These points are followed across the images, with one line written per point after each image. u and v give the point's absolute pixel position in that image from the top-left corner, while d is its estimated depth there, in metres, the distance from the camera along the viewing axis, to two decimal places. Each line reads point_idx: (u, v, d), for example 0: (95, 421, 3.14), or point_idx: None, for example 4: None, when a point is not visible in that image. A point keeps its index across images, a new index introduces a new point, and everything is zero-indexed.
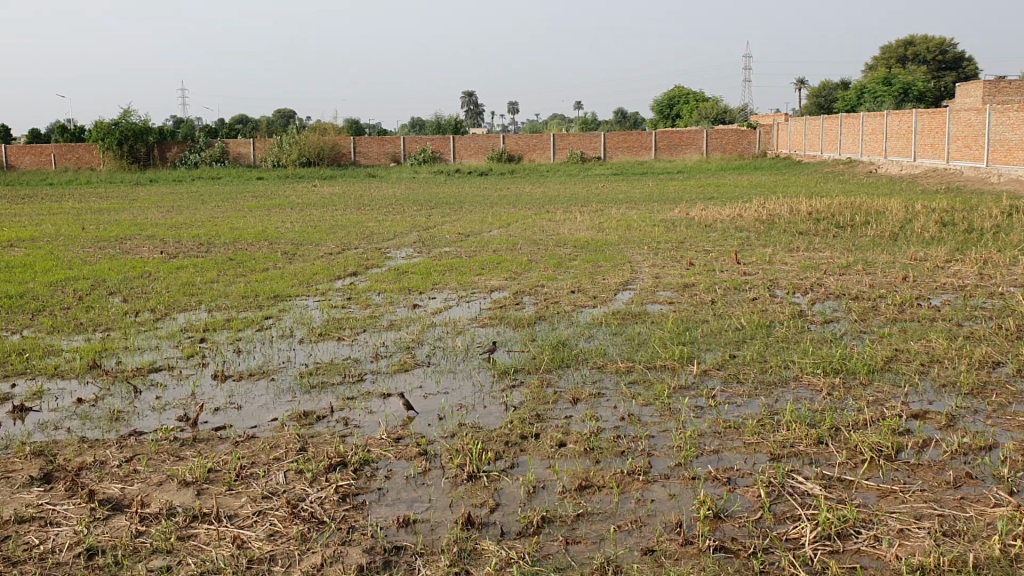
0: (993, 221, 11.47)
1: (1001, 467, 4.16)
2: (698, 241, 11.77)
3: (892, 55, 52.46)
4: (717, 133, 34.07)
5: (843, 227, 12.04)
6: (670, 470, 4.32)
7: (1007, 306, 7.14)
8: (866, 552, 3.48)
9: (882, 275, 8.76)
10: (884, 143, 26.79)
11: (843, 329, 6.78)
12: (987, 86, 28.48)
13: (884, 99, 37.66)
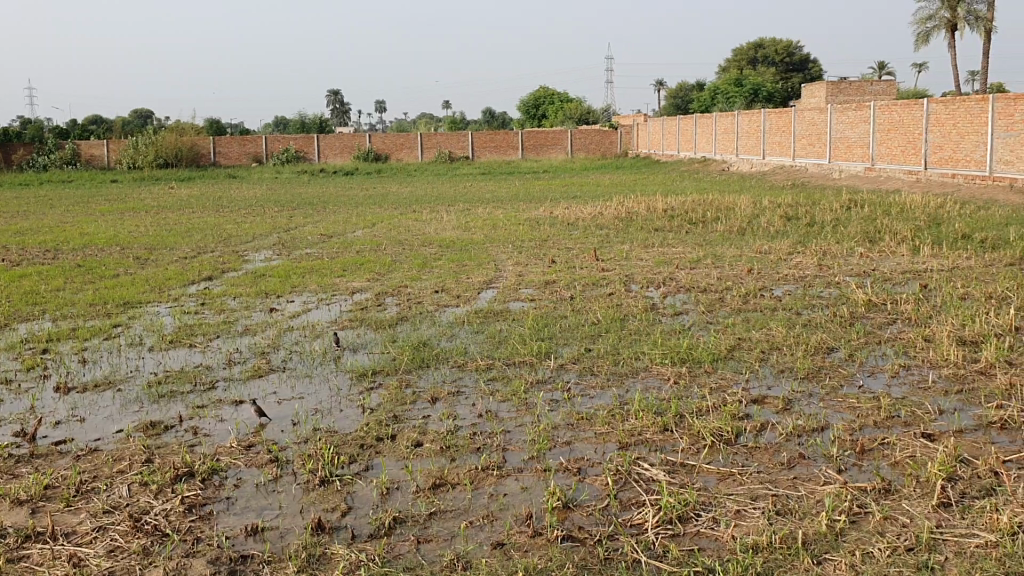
0: (832, 214, 12.13)
1: (831, 446, 4.40)
2: (560, 238, 11.98)
3: (743, 57, 54.69)
4: (582, 133, 34.95)
5: (696, 223, 12.49)
6: (523, 463, 4.39)
7: (842, 295, 7.56)
8: (705, 534, 3.63)
9: (729, 268, 9.14)
10: (736, 142, 27.92)
11: (692, 320, 7.04)
12: (829, 86, 30.01)
13: (737, 99, 39.18)
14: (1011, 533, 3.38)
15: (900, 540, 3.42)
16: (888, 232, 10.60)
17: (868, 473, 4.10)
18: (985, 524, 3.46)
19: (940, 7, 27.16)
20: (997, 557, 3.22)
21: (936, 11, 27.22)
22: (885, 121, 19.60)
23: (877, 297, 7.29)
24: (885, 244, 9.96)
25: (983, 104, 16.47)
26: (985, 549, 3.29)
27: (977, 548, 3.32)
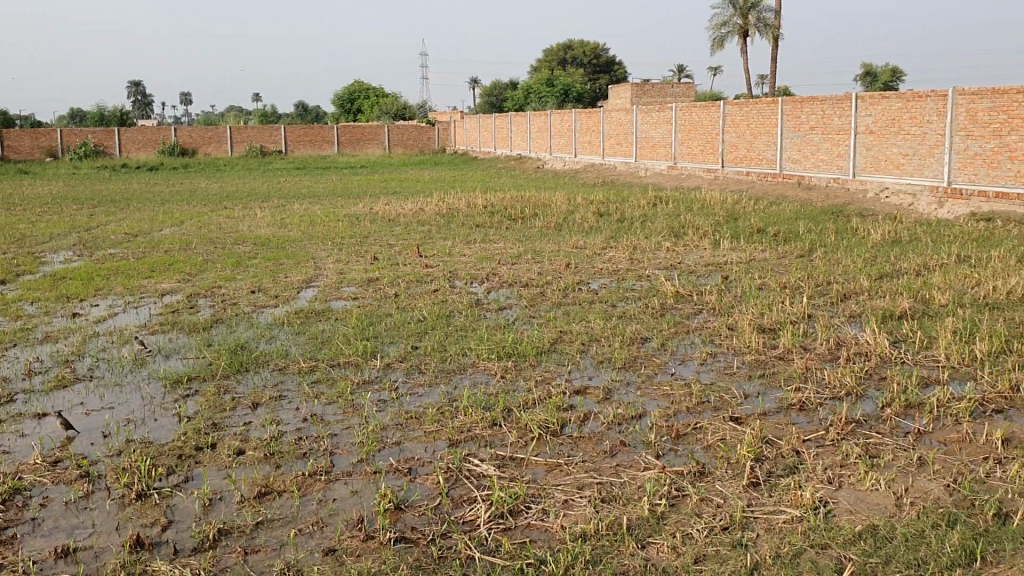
0: (641, 210, 12.67)
1: (649, 433, 4.60)
2: (380, 235, 11.88)
3: (553, 57, 56.04)
4: (399, 129, 35.04)
5: (514, 219, 12.71)
6: (352, 467, 4.33)
7: (653, 287, 7.90)
8: (535, 526, 3.71)
9: (548, 263, 9.36)
10: (549, 139, 28.62)
11: (515, 315, 7.17)
12: (634, 87, 31.25)
13: (548, 98, 40.13)
14: (813, 508, 3.63)
15: (716, 521, 3.60)
16: (692, 227, 11.18)
17: (684, 458, 4.30)
18: (790, 501, 3.70)
19: (733, 13, 28.65)
20: (802, 531, 3.45)
21: (730, 18, 28.69)
22: (686, 121, 20.62)
23: (685, 289, 7.67)
24: (690, 239, 10.49)
25: (774, 106, 17.61)
26: (792, 524, 3.52)
27: (784, 523, 3.54)
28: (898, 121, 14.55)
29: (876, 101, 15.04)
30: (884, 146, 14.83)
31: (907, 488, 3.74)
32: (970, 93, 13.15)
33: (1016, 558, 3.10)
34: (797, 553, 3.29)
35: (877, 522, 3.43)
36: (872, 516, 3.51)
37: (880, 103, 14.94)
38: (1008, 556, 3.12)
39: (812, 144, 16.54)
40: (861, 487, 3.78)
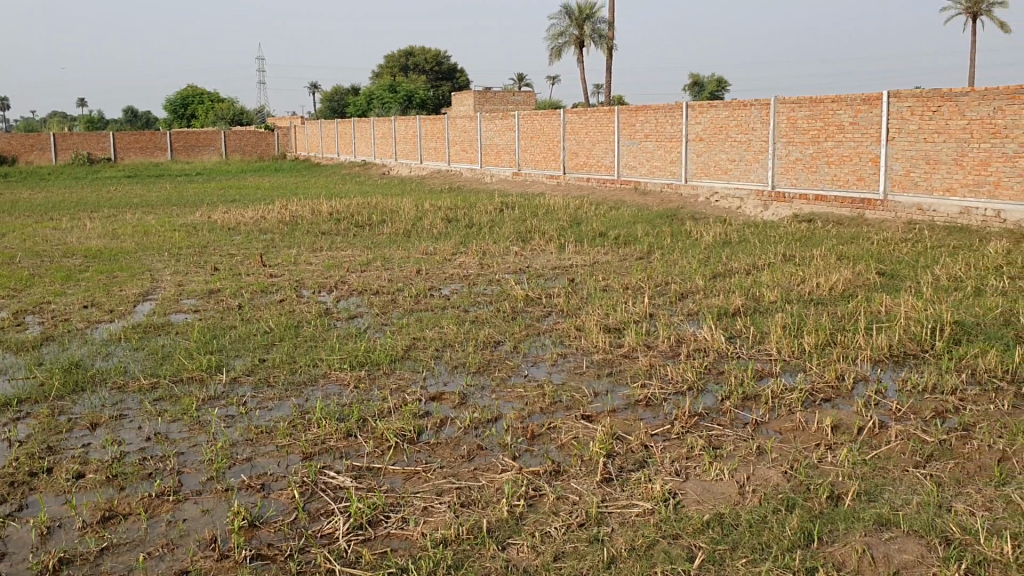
0: (488, 216, 12.80)
1: (505, 436, 4.65)
2: (222, 245, 11.51)
3: (394, 64, 55.74)
4: (236, 135, 34.21)
5: (361, 226, 12.58)
6: (201, 485, 4.18)
7: (503, 291, 8.00)
8: (396, 535, 3.69)
9: (398, 269, 9.32)
10: (393, 146, 28.49)
11: (366, 323, 7.10)
12: (476, 94, 31.51)
13: (390, 104, 39.91)
14: (664, 500, 3.77)
15: (573, 518, 3.69)
16: (538, 231, 11.39)
17: (539, 458, 4.38)
18: (643, 494, 3.83)
19: (569, 24, 29.29)
20: (655, 523, 3.58)
21: (567, 28, 29.32)
22: (528, 129, 20.97)
23: (534, 292, 7.80)
24: (536, 243, 10.68)
25: (611, 115, 18.14)
26: (645, 517, 3.65)
27: (637, 516, 3.66)
28: (725, 128, 15.28)
29: (704, 109, 15.73)
30: (713, 152, 15.56)
31: (749, 477, 3.94)
32: (790, 102, 13.97)
33: (849, 536, 3.33)
34: (651, 545, 3.41)
35: (723, 510, 3.60)
36: (719, 505, 3.68)
37: (709, 111, 15.64)
38: (842, 535, 3.35)
39: (647, 151, 17.16)
40: (707, 478, 3.95)
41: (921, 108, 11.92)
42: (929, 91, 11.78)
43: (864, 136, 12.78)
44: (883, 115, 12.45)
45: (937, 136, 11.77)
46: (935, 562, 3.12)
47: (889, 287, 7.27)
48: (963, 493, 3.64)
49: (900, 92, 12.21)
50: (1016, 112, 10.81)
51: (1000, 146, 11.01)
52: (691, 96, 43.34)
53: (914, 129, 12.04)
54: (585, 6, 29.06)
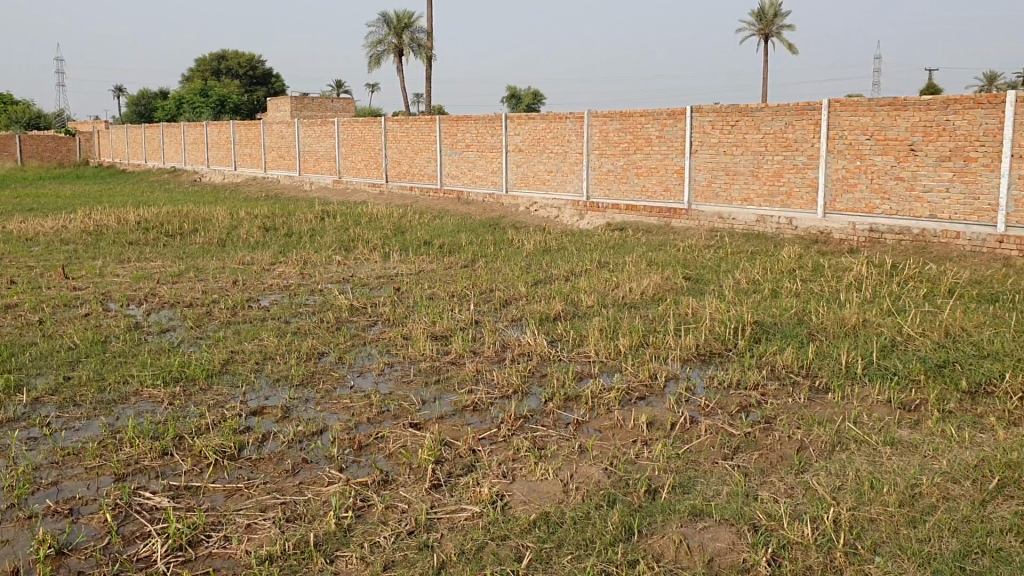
0: (308, 224, 12.56)
1: (331, 447, 4.58)
2: (17, 256, 10.71)
3: (206, 68, 53.68)
4: (31, 139, 31.96)
5: (172, 235, 12.04)
6: (1, 514, 3.88)
7: (325, 301, 7.87)
8: (218, 553, 3.56)
9: (213, 280, 8.99)
10: (206, 152, 27.44)
11: (180, 336, 6.81)
12: (293, 101, 30.83)
13: (202, 109, 38.41)
14: (492, 502, 3.83)
15: (401, 525, 3.68)
16: (359, 240, 11.28)
17: (366, 468, 4.34)
18: (471, 498, 3.87)
19: (387, 32, 29.09)
20: (483, 526, 3.63)
21: (385, 37, 29.11)
22: (347, 137, 20.73)
23: (357, 301, 7.72)
24: (359, 252, 10.56)
25: (430, 124, 18.22)
26: (473, 521, 3.68)
27: (466, 520, 3.70)
28: (542, 139, 15.67)
29: (522, 121, 16.04)
30: (531, 163, 15.93)
31: (572, 475, 4.06)
32: (602, 115, 14.49)
33: (666, 528, 3.49)
34: (480, 548, 3.45)
35: (549, 509, 3.70)
36: (544, 504, 3.77)
37: (526, 123, 15.98)
38: (659, 527, 3.51)
39: (468, 160, 17.35)
40: (532, 478, 4.04)
41: (721, 122, 12.65)
42: (728, 106, 12.52)
43: (671, 149, 13.43)
44: (687, 129, 13.13)
45: (735, 149, 12.53)
46: (744, 547, 3.33)
47: (696, 291, 7.67)
48: (767, 482, 3.91)
49: (702, 107, 12.91)
50: (804, 127, 11.65)
51: (791, 158, 11.86)
52: (508, 106, 44.03)
53: (715, 142, 12.78)
54: (403, 15, 28.97)
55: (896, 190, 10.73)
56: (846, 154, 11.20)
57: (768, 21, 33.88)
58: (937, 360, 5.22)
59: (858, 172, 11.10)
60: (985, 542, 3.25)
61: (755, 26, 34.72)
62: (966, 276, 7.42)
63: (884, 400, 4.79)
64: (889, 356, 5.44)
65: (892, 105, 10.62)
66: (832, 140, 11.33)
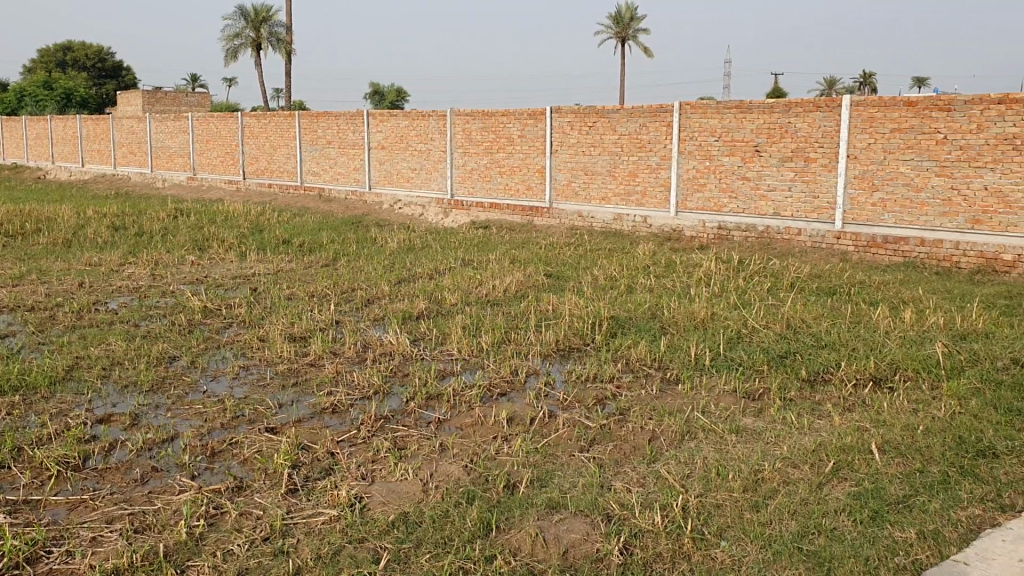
0: (160, 223, 12.08)
1: (183, 455, 4.42)
2: None
3: (50, 59, 50.87)
4: None
5: (11, 236, 11.35)
6: None
7: (178, 303, 7.60)
8: (59, 570, 3.38)
9: (56, 282, 8.53)
10: (50, 148, 26.00)
11: (19, 342, 6.43)
12: (145, 95, 29.60)
13: (45, 102, 36.39)
14: (350, 505, 3.78)
15: (256, 533, 3.59)
16: (215, 239, 10.93)
17: (220, 475, 4.21)
18: (328, 502, 3.81)
19: (244, 26, 28.27)
20: (340, 529, 3.58)
21: (241, 30, 28.28)
22: (203, 133, 20.06)
23: (212, 302, 7.49)
24: (214, 251, 10.24)
25: (290, 120, 17.84)
26: (329, 524, 3.63)
27: (323, 524, 3.64)
28: (405, 137, 15.61)
29: (384, 118, 15.90)
30: (394, 161, 15.84)
31: (431, 474, 4.05)
32: (464, 114, 14.53)
33: (523, 522, 3.54)
34: (337, 552, 3.41)
35: (407, 509, 3.68)
36: (403, 504, 3.75)
37: (387, 120, 15.86)
38: (517, 522, 3.55)
39: (329, 158, 17.10)
40: (391, 478, 4.01)
41: (579, 123, 12.91)
42: (585, 108, 12.78)
43: (532, 148, 13.61)
44: (546, 129, 13.32)
45: (593, 150, 12.81)
46: (598, 537, 3.41)
47: (556, 287, 7.80)
48: (621, 472, 4.02)
49: (561, 107, 13.13)
50: (658, 128, 12.01)
51: (646, 159, 12.22)
52: (371, 104, 43.56)
53: (574, 142, 13.03)
54: (261, 9, 28.25)
55: (742, 189, 11.22)
56: (696, 155, 11.62)
57: (625, 24, 34.75)
58: (779, 351, 5.48)
59: (708, 172, 11.54)
60: (820, 522, 3.44)
61: (613, 28, 35.55)
62: (806, 270, 7.84)
63: (730, 390, 5.01)
64: (735, 348, 5.68)
65: (739, 108, 11.08)
66: (683, 141, 11.74)
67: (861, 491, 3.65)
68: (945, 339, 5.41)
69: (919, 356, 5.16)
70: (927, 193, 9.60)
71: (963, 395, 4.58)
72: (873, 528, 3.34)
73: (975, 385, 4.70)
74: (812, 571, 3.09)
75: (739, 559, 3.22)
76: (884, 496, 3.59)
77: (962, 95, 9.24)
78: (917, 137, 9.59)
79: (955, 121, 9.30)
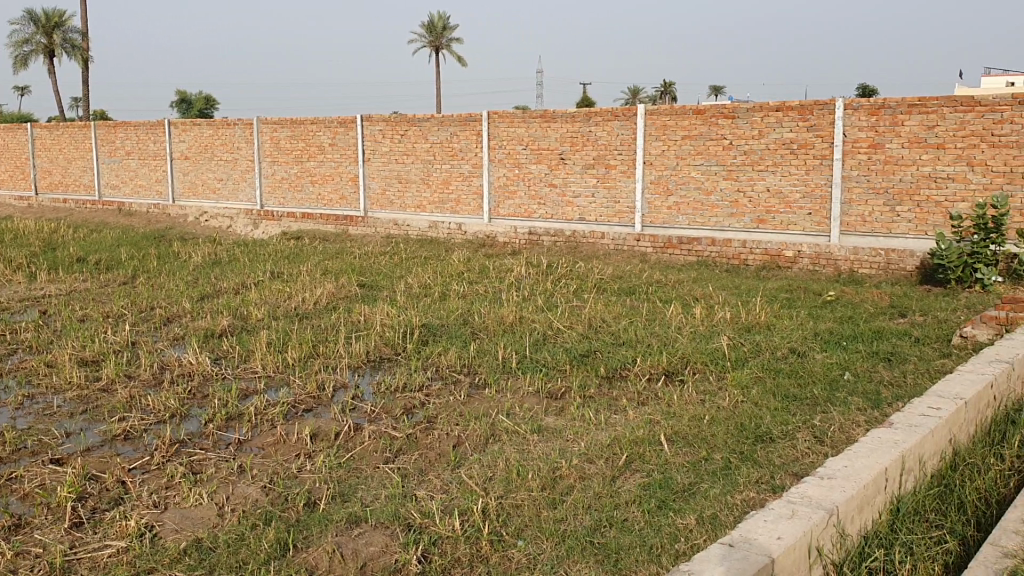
0: None
1: None
2: None
3: None
4: None
5: None
6: None
7: None
8: None
9: None
10: None
11: None
12: None
13: None
14: (139, 535, 3.61)
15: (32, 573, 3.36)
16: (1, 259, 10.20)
17: None
18: (115, 533, 3.62)
19: (35, 31, 26.51)
20: (128, 561, 3.40)
21: (30, 35, 26.47)
22: None
23: None
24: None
25: (84, 131, 16.89)
26: (116, 557, 3.44)
27: (109, 557, 3.45)
28: (209, 146, 15.12)
29: (186, 127, 15.32)
30: (199, 171, 15.31)
31: (228, 497, 3.93)
32: (271, 123, 14.21)
33: (321, 540, 3.49)
34: None
35: (201, 535, 3.56)
36: (196, 530, 3.62)
37: (190, 129, 15.30)
38: (315, 540, 3.50)
39: (130, 169, 16.32)
40: (185, 505, 3.86)
41: (390, 132, 12.88)
42: (396, 116, 12.76)
43: (343, 157, 13.49)
44: (357, 137, 13.24)
45: (405, 158, 12.83)
46: (396, 548, 3.41)
47: (368, 297, 7.76)
48: (425, 481, 4.04)
49: (371, 116, 13.06)
50: (467, 137, 12.16)
51: (457, 167, 12.35)
52: (179, 112, 41.82)
53: (385, 151, 13.00)
54: (53, 13, 26.57)
55: (550, 195, 11.54)
56: (505, 163, 11.85)
57: (437, 33, 34.95)
58: (581, 350, 5.67)
59: (517, 180, 11.79)
60: (613, 515, 3.57)
61: (424, 37, 35.71)
62: (610, 272, 8.14)
63: (534, 391, 5.13)
64: (540, 350, 5.83)
65: (544, 117, 11.37)
66: (493, 149, 11.94)
67: (651, 482, 3.82)
68: (731, 333, 5.75)
69: (708, 349, 5.46)
70: (716, 196, 10.20)
71: (746, 384, 4.88)
72: (659, 517, 3.51)
73: (756, 374, 5.02)
74: (601, 564, 3.20)
75: (535, 558, 3.29)
76: (671, 485, 3.77)
77: (744, 103, 9.84)
78: (706, 143, 10.15)
79: (738, 127, 9.90)
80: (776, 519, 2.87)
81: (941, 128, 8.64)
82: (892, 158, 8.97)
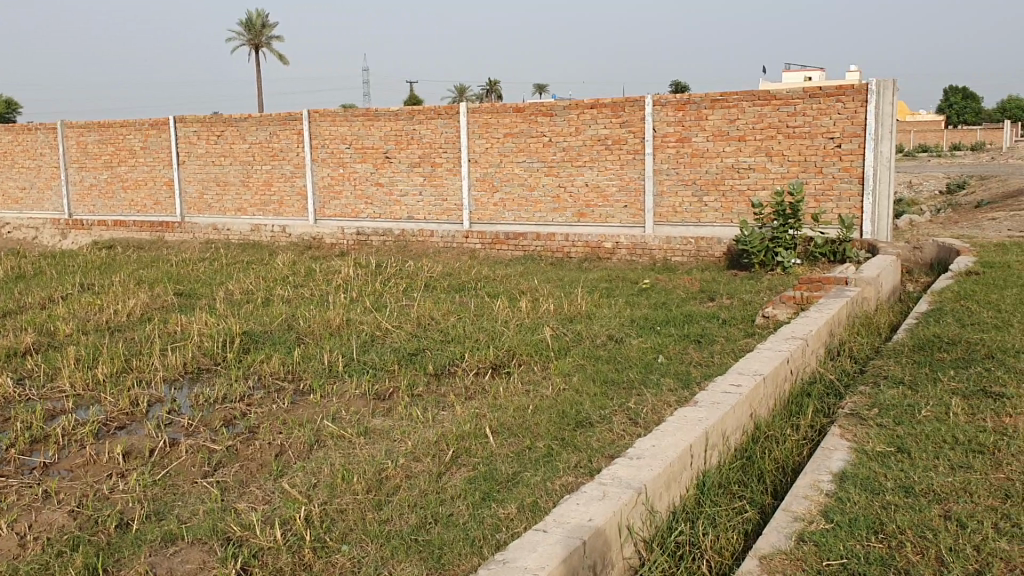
0: None
1: None
2: None
3: None
4: None
5: None
6: None
7: None
8: None
9: None
10: None
11: None
12: None
13: None
14: None
15: None
16: None
17: None
18: None
19: None
20: None
21: None
22: None
23: None
24: None
25: None
26: None
27: None
28: (9, 153, 14.26)
29: None
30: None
31: (30, 525, 3.71)
32: (77, 126, 13.49)
33: (133, 562, 3.36)
34: None
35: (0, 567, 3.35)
36: None
37: None
38: (127, 562, 3.36)
39: None
40: None
41: (206, 133, 12.46)
42: (211, 116, 12.37)
43: (156, 160, 12.95)
44: (170, 140, 12.73)
45: (223, 160, 12.44)
46: (214, 564, 3.32)
47: (186, 306, 7.49)
48: (245, 492, 3.95)
49: (184, 117, 12.60)
50: (288, 137, 11.91)
51: (279, 168, 12.08)
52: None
53: (202, 153, 12.57)
54: None
55: (376, 195, 11.47)
56: (329, 163, 11.69)
57: (256, 32, 34.04)
58: (409, 350, 5.68)
59: (342, 180, 11.66)
60: (436, 511, 3.60)
61: (243, 36, 34.67)
62: (438, 270, 8.18)
63: (360, 393, 5.10)
64: (367, 351, 5.80)
65: (366, 116, 11.28)
66: (315, 149, 11.74)
67: (475, 475, 3.88)
68: (555, 324, 5.91)
69: (531, 341, 5.59)
70: (539, 192, 10.43)
71: (568, 373, 5.03)
72: (481, 509, 3.57)
73: (577, 362, 5.18)
74: (424, 561, 3.22)
75: (359, 560, 3.28)
76: (494, 477, 3.84)
77: (560, 101, 10.10)
78: (527, 140, 10.35)
79: (556, 125, 10.16)
80: (588, 501, 2.97)
81: (741, 121, 9.13)
82: (699, 151, 9.42)
